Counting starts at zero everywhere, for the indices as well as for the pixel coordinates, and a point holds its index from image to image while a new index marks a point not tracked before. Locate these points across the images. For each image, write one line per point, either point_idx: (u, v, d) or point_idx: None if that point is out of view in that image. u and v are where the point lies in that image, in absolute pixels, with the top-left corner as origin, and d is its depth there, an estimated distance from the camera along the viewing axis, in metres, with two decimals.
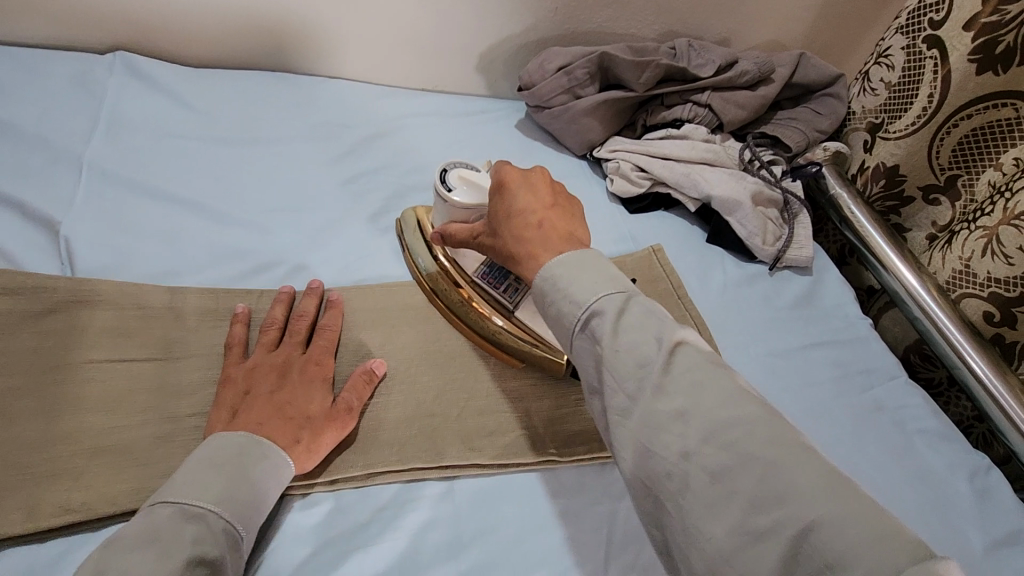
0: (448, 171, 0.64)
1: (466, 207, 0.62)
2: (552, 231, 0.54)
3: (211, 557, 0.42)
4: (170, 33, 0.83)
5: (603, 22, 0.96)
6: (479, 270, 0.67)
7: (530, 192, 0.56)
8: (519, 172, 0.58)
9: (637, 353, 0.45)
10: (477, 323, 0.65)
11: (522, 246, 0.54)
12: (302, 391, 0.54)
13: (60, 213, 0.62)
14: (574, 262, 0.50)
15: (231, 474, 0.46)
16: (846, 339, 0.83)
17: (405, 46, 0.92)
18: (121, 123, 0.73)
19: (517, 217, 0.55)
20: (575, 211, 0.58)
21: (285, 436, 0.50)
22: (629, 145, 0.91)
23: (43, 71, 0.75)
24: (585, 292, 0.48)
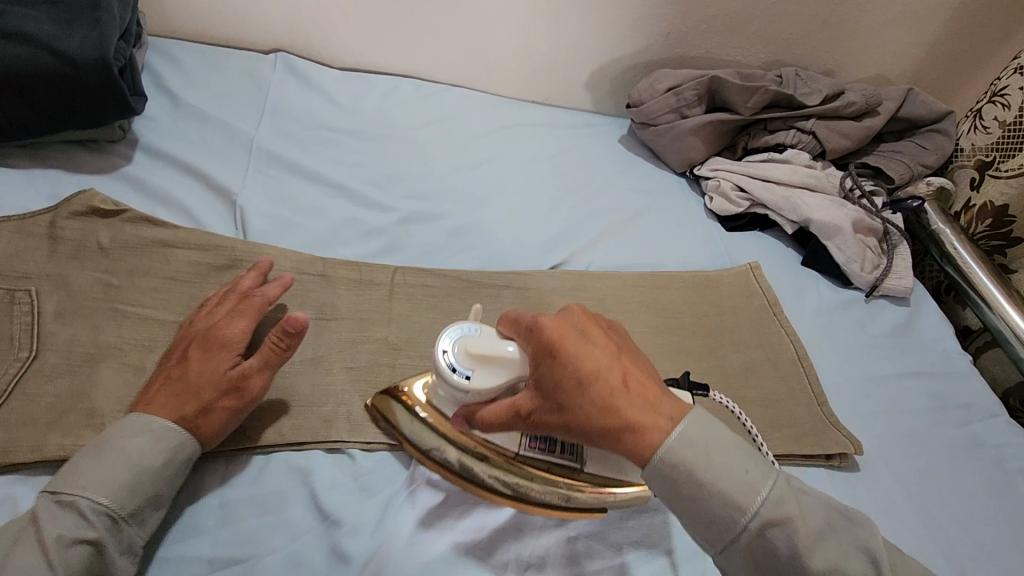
0: (448, 352, 0.50)
1: (494, 388, 0.49)
2: (650, 402, 0.45)
3: (88, 538, 0.43)
4: (323, 38, 0.94)
5: (711, 48, 1.01)
6: (523, 442, 0.53)
7: (593, 349, 0.46)
8: (566, 323, 0.47)
9: (746, 492, 0.41)
10: (507, 473, 0.53)
11: (618, 417, 0.43)
12: (203, 361, 0.52)
13: (235, 187, 0.72)
14: (702, 440, 0.43)
15: (113, 455, 0.46)
16: (944, 371, 0.82)
17: (524, 61, 0.99)
18: (280, 113, 0.83)
19: (593, 384, 0.44)
20: (630, 346, 0.50)
21: (166, 412, 0.49)
22: (730, 165, 0.95)
23: (220, 65, 0.87)
24: (724, 481, 0.42)
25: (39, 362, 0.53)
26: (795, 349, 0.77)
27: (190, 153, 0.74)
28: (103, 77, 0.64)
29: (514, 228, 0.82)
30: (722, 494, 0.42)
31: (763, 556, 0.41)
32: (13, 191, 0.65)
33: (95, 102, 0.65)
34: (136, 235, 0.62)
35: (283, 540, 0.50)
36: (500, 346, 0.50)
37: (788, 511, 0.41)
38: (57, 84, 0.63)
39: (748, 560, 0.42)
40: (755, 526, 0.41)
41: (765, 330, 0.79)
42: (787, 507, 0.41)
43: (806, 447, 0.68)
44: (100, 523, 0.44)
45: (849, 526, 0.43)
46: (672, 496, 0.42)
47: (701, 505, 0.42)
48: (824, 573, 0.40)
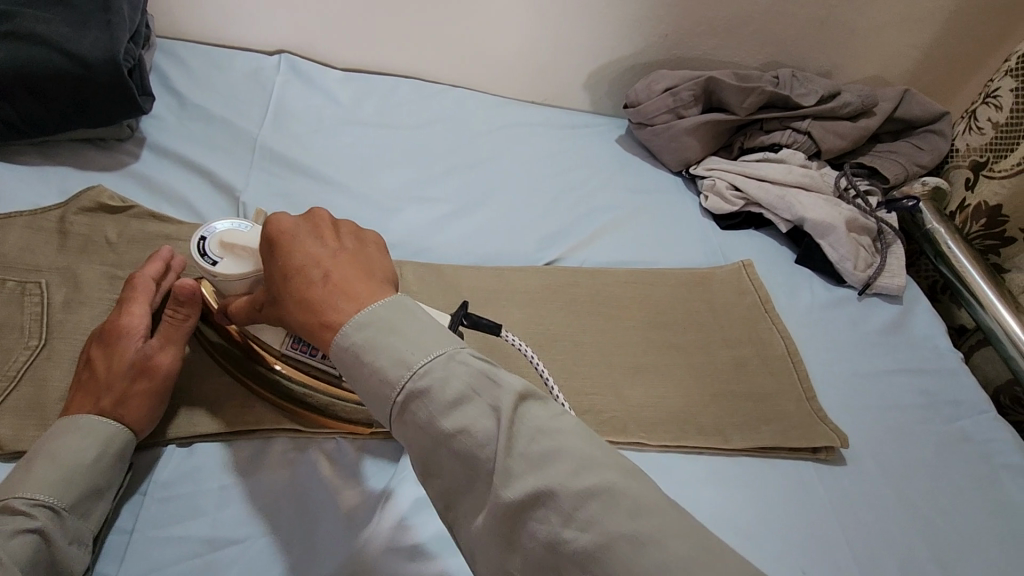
0: (205, 240, 0.56)
1: (240, 276, 0.54)
2: (346, 287, 0.46)
3: (32, 529, 0.43)
4: (325, 40, 0.96)
5: (708, 49, 1.02)
6: (287, 343, 0.57)
7: (317, 246, 0.48)
8: (295, 222, 0.49)
9: (401, 365, 0.41)
10: (350, 408, 0.57)
11: (314, 314, 0.45)
12: (109, 354, 0.53)
13: (238, 184, 0.74)
14: (380, 322, 0.43)
15: (45, 455, 0.47)
16: (935, 369, 0.83)
17: (522, 61, 1.01)
18: (283, 113, 0.85)
19: (296, 277, 0.46)
20: (370, 247, 0.50)
21: (88, 407, 0.50)
22: (726, 165, 0.96)
23: (225, 66, 0.89)
24: (400, 367, 0.41)
25: (51, 351, 0.55)
26: (786, 345, 0.78)
27: (195, 151, 0.76)
28: (114, 78, 0.66)
29: (510, 226, 0.83)
30: (382, 372, 0.41)
31: (467, 459, 0.39)
32: (25, 187, 0.67)
33: (107, 103, 0.68)
34: (142, 230, 0.65)
35: (281, 523, 0.52)
36: (247, 241, 0.55)
37: (439, 376, 0.40)
38: (70, 86, 0.66)
39: (457, 466, 0.39)
40: (405, 398, 0.40)
41: (756, 326, 0.80)
42: (433, 377, 0.40)
43: (793, 440, 0.69)
44: (42, 514, 0.44)
45: (491, 387, 0.40)
46: (393, 420, 0.40)
47: (483, 479, 0.38)
48: (523, 459, 0.38)
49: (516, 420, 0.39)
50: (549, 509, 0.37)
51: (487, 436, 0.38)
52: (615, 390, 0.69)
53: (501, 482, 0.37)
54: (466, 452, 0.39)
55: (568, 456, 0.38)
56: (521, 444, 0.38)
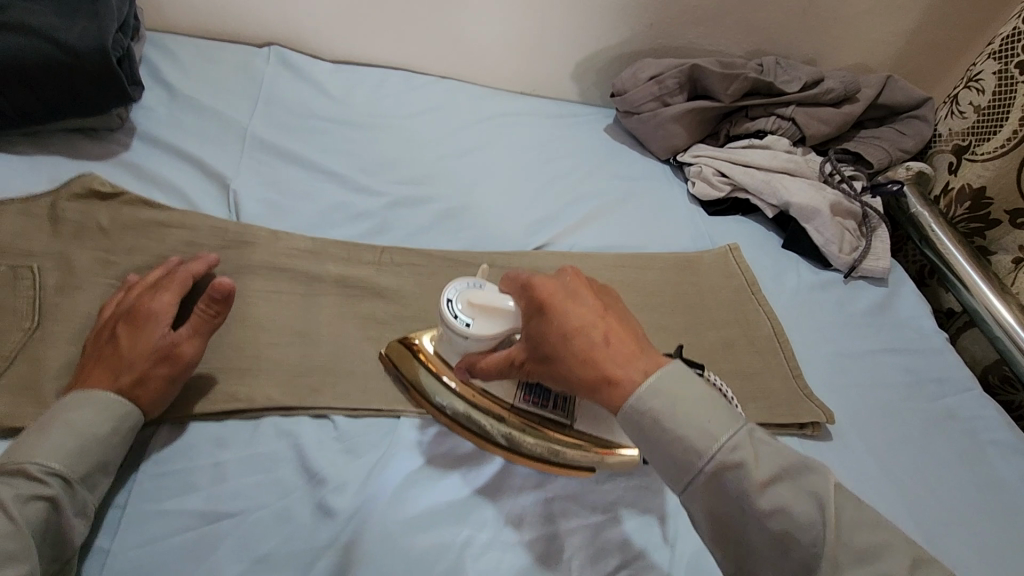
0: (452, 300, 0.54)
1: (488, 337, 0.53)
2: (618, 345, 0.48)
3: (45, 496, 0.45)
4: (314, 32, 0.96)
5: (694, 38, 1.04)
6: (519, 395, 0.56)
7: (579, 304, 0.50)
8: (557, 284, 0.51)
9: (702, 435, 0.43)
10: (495, 429, 0.57)
11: (596, 370, 0.47)
12: (134, 335, 0.54)
13: (228, 172, 0.75)
14: (670, 386, 0.45)
15: (61, 426, 0.48)
16: (920, 348, 0.84)
17: (510, 52, 1.02)
18: (273, 104, 0.86)
19: (576, 338, 0.48)
20: (618, 307, 0.53)
21: (106, 383, 0.51)
22: (712, 152, 0.97)
23: (215, 58, 0.90)
24: (702, 438, 0.43)
25: (41, 333, 0.56)
26: (772, 326, 0.80)
27: (186, 141, 0.77)
28: (103, 66, 0.67)
29: (499, 213, 0.84)
30: (683, 440, 0.44)
31: (786, 536, 0.41)
32: (17, 176, 0.68)
33: (96, 91, 0.69)
34: (134, 217, 0.65)
35: (272, 498, 0.52)
36: (500, 300, 0.54)
37: (745, 454, 0.43)
38: (60, 74, 0.66)
39: (735, 518, 0.43)
40: (712, 469, 0.43)
41: (743, 308, 0.82)
42: (741, 452, 0.43)
43: (779, 416, 0.70)
44: (56, 482, 0.45)
45: (808, 474, 0.43)
46: (703, 488, 0.43)
47: (730, 498, 0.42)
48: (814, 538, 0.41)
49: (837, 514, 0.42)
50: None
51: (812, 515, 0.42)
52: None
53: (830, 572, 0.40)
54: (781, 530, 0.41)
55: (895, 552, 0.41)
56: (846, 534, 0.41)
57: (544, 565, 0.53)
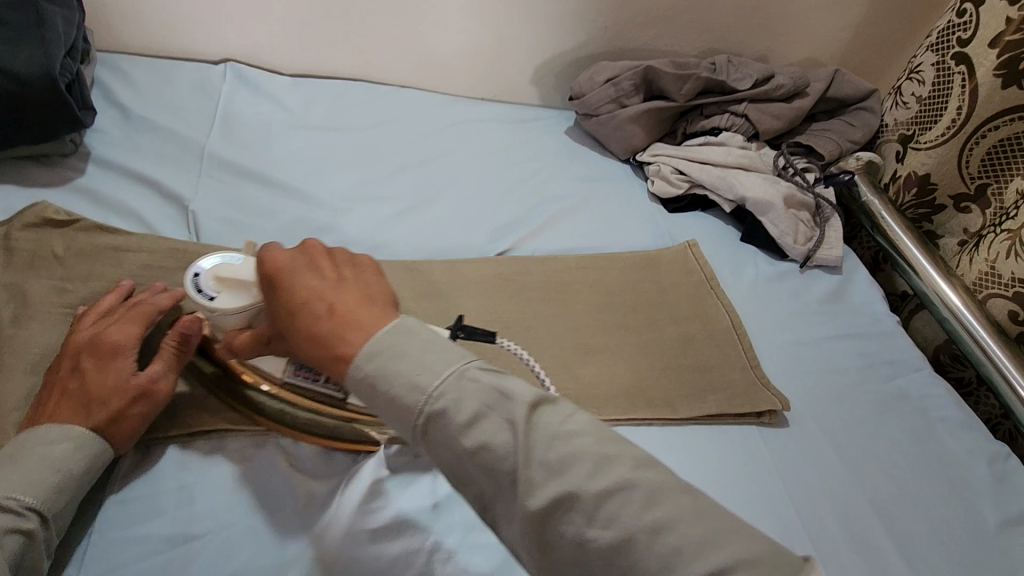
0: (199, 275, 0.56)
1: (236, 310, 0.55)
2: (359, 314, 0.47)
3: (23, 531, 0.44)
4: (270, 47, 0.96)
5: (649, 40, 1.06)
6: (289, 370, 0.58)
7: (314, 275, 0.49)
8: (288, 255, 0.50)
9: (412, 391, 0.42)
10: (341, 429, 0.58)
11: (324, 347, 0.46)
12: (102, 370, 0.53)
13: (186, 193, 0.75)
14: (390, 351, 0.44)
15: (38, 461, 0.47)
16: (873, 332, 0.88)
17: (468, 59, 1.03)
18: (231, 121, 0.86)
19: (302, 313, 0.47)
20: (366, 274, 0.51)
21: (80, 419, 0.51)
22: (670, 150, 0.99)
23: (170, 77, 0.89)
24: (411, 394, 0.42)
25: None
26: (732, 319, 0.82)
27: (142, 162, 0.77)
28: (50, 93, 0.67)
29: (461, 220, 0.86)
30: (397, 400, 0.42)
31: (560, 480, 0.40)
32: None
33: (45, 118, 0.68)
34: (90, 243, 0.65)
35: (239, 517, 0.53)
36: (246, 273, 0.56)
37: (473, 402, 0.41)
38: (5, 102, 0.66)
39: (485, 478, 0.41)
40: (429, 408, 0.42)
41: (703, 302, 0.84)
42: (446, 398, 0.41)
43: (737, 407, 0.73)
44: (34, 518, 0.45)
45: (575, 413, 0.42)
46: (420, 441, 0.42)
47: (447, 449, 0.41)
48: (543, 467, 0.40)
49: (529, 429, 0.41)
50: (572, 511, 0.39)
51: (445, 437, 0.41)
52: (568, 371, 0.72)
53: (525, 491, 0.39)
54: (486, 464, 0.40)
55: (585, 459, 0.40)
56: (550, 457, 0.40)
57: (509, 566, 0.54)
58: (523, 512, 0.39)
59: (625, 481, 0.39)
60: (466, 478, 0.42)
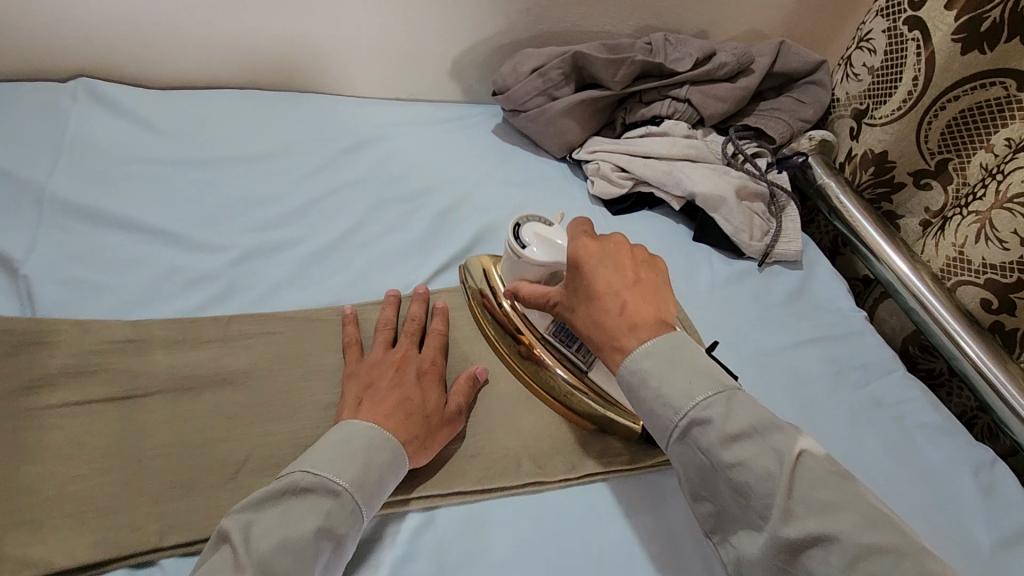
0: (520, 226, 0.63)
1: (542, 265, 0.61)
2: (639, 318, 0.52)
3: (337, 535, 0.45)
4: (132, 56, 0.81)
5: (576, 20, 0.94)
6: (549, 329, 0.63)
7: (614, 271, 0.55)
8: (597, 245, 0.56)
9: (682, 395, 0.48)
10: (564, 391, 0.62)
11: (604, 333, 0.53)
12: (425, 393, 0.56)
13: (19, 252, 0.60)
14: (662, 352, 0.50)
15: (371, 468, 0.48)
16: (841, 333, 0.81)
17: (375, 55, 0.90)
18: (85, 153, 0.72)
19: (599, 302, 0.53)
20: (661, 277, 0.56)
21: (399, 428, 0.51)
22: (609, 145, 0.89)
23: (7, 104, 0.74)
24: (681, 398, 0.48)
25: None
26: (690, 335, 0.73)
27: None
28: None
29: (375, 247, 0.73)
30: (666, 399, 0.49)
31: (744, 487, 0.45)
32: None
33: None
34: None
35: None
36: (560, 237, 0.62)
37: (715, 410, 0.47)
38: None
39: (728, 492, 0.46)
40: (685, 425, 0.48)
41: None
42: (713, 410, 0.47)
43: None
44: (353, 525, 0.46)
45: (775, 434, 0.46)
46: (678, 443, 0.48)
47: (702, 452, 0.47)
48: (806, 503, 0.43)
49: (800, 470, 0.45)
50: (825, 551, 0.42)
51: (693, 454, 0.48)
52: (507, 423, 0.61)
53: (780, 522, 0.43)
54: (739, 482, 0.45)
55: (851, 511, 0.43)
56: (803, 492, 0.44)
57: None
58: (773, 539, 0.43)
59: (874, 541, 0.41)
60: (723, 498, 0.47)
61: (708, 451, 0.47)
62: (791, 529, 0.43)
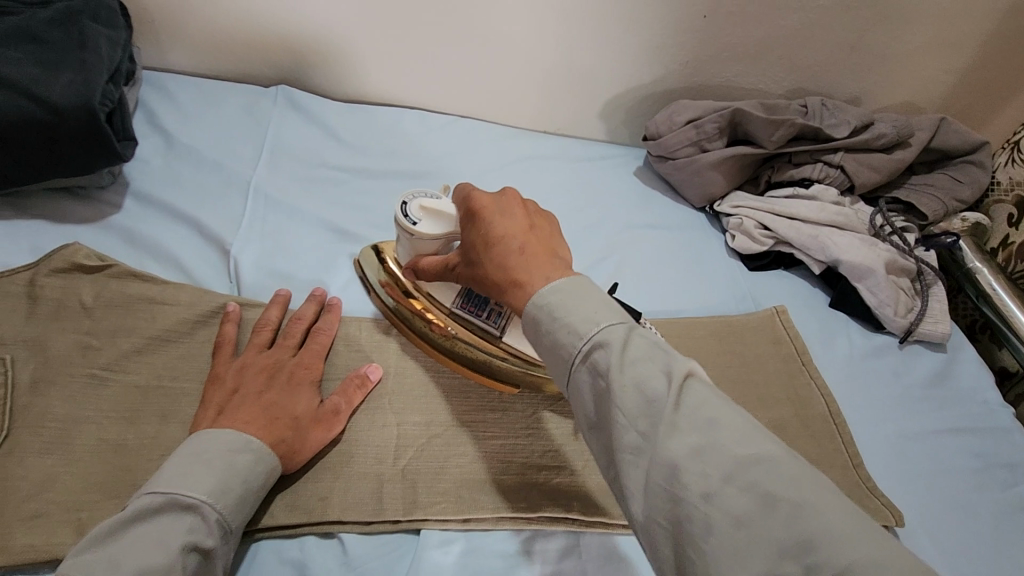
0: (407, 202, 0.59)
1: (433, 238, 0.57)
2: (532, 252, 0.49)
3: (205, 547, 0.43)
4: (324, 72, 0.89)
5: (732, 76, 0.96)
6: (457, 302, 0.62)
7: (507, 217, 0.51)
8: (493, 198, 0.53)
9: (586, 322, 0.44)
10: (489, 363, 0.61)
11: (506, 272, 0.49)
12: (289, 394, 0.54)
13: (230, 235, 0.68)
14: (571, 287, 0.46)
15: (230, 472, 0.46)
16: (987, 427, 0.77)
17: (533, 89, 0.94)
18: (281, 154, 0.80)
19: (497, 244, 0.50)
20: (556, 227, 0.54)
21: (263, 433, 0.49)
22: (752, 201, 0.89)
23: (218, 101, 0.83)
24: (586, 324, 0.44)
25: (12, 444, 0.48)
26: (829, 403, 0.72)
27: (184, 199, 0.70)
28: (89, 125, 0.58)
29: None
30: (571, 325, 0.44)
31: (639, 412, 0.40)
32: None
33: (82, 152, 0.60)
34: (122, 292, 0.58)
35: None
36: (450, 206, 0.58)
37: (617, 336, 0.43)
38: (40, 135, 0.58)
39: (601, 404, 0.42)
40: (587, 349, 0.43)
41: (795, 381, 0.74)
42: (614, 334, 0.43)
43: None
44: (217, 534, 0.44)
45: (666, 356, 0.42)
46: (579, 367, 0.44)
47: (601, 377, 0.42)
48: (689, 420, 0.39)
49: (687, 392, 0.40)
50: (703, 461, 0.37)
51: (594, 377, 0.43)
52: None
53: (665, 434, 0.38)
54: (634, 405, 0.40)
55: (732, 426, 0.39)
56: (688, 408, 0.40)
57: None
58: (655, 453, 0.38)
59: (753, 451, 0.37)
60: (611, 423, 0.41)
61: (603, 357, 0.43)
62: (734, 490, 0.36)
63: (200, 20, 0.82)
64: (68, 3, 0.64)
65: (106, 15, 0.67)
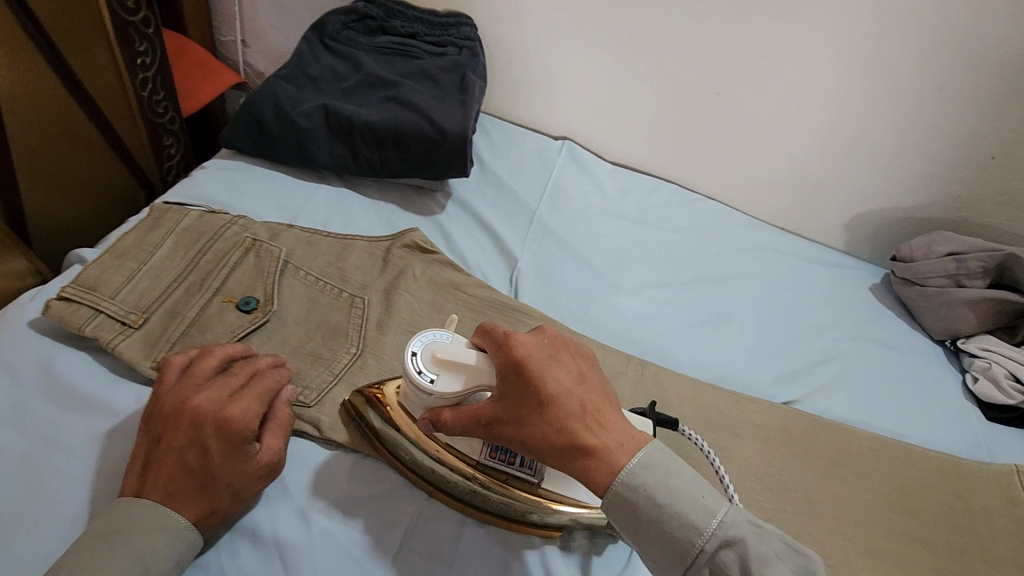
0: (416, 354, 0.55)
1: (456, 392, 0.54)
2: (593, 411, 0.49)
3: None
4: (603, 138, 1.05)
5: (1007, 221, 0.92)
6: (484, 452, 0.56)
7: (555, 367, 0.50)
8: (535, 346, 0.51)
9: (702, 513, 0.46)
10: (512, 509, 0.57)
11: (573, 440, 0.48)
12: (211, 446, 0.51)
13: (517, 251, 0.84)
14: (660, 465, 0.48)
15: (129, 561, 0.47)
16: None
17: (786, 186, 1.00)
18: (559, 195, 0.95)
19: (556, 407, 0.49)
20: (594, 365, 0.54)
21: (193, 508, 0.50)
22: (1009, 349, 0.83)
23: (519, 142, 1.02)
24: (701, 514, 0.46)
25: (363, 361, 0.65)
26: None
27: (489, 214, 0.87)
28: (457, 145, 0.78)
29: (749, 355, 0.82)
30: (684, 518, 0.46)
31: None
32: (364, 214, 0.81)
33: (444, 164, 0.79)
34: (442, 276, 0.74)
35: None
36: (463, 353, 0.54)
37: (735, 531, 0.45)
38: (424, 146, 0.79)
39: None
40: (712, 548, 0.45)
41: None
42: (740, 529, 0.46)
43: None
44: None
45: (791, 552, 0.45)
46: (704, 564, 0.45)
47: None
48: None
49: None
50: None
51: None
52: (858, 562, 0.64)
53: None
54: None
55: None
56: None
57: None
58: None
59: None
60: None
61: (732, 548, 0.45)
62: None
63: (526, 80, 1.03)
64: (458, 58, 0.87)
65: (481, 69, 0.87)
